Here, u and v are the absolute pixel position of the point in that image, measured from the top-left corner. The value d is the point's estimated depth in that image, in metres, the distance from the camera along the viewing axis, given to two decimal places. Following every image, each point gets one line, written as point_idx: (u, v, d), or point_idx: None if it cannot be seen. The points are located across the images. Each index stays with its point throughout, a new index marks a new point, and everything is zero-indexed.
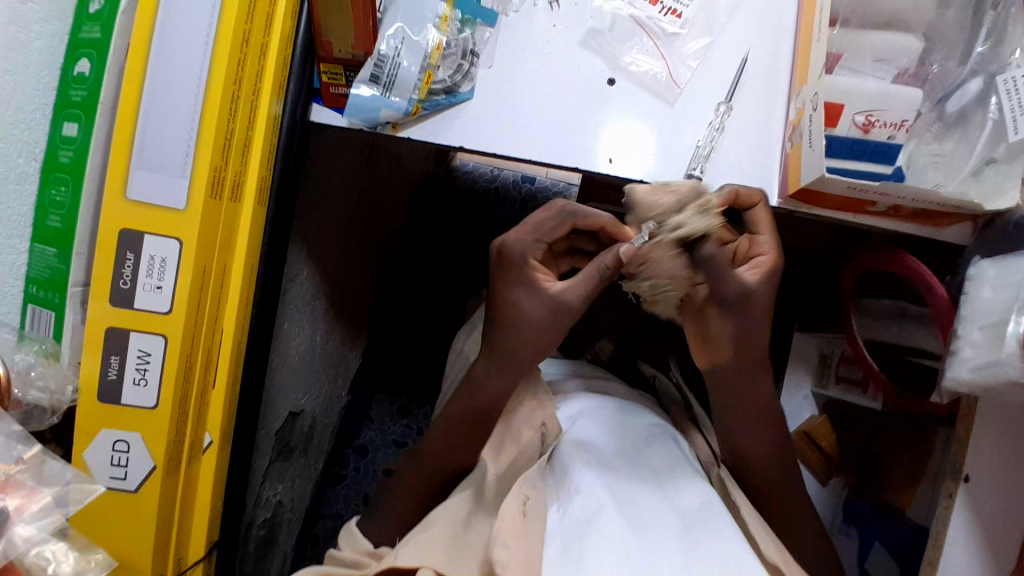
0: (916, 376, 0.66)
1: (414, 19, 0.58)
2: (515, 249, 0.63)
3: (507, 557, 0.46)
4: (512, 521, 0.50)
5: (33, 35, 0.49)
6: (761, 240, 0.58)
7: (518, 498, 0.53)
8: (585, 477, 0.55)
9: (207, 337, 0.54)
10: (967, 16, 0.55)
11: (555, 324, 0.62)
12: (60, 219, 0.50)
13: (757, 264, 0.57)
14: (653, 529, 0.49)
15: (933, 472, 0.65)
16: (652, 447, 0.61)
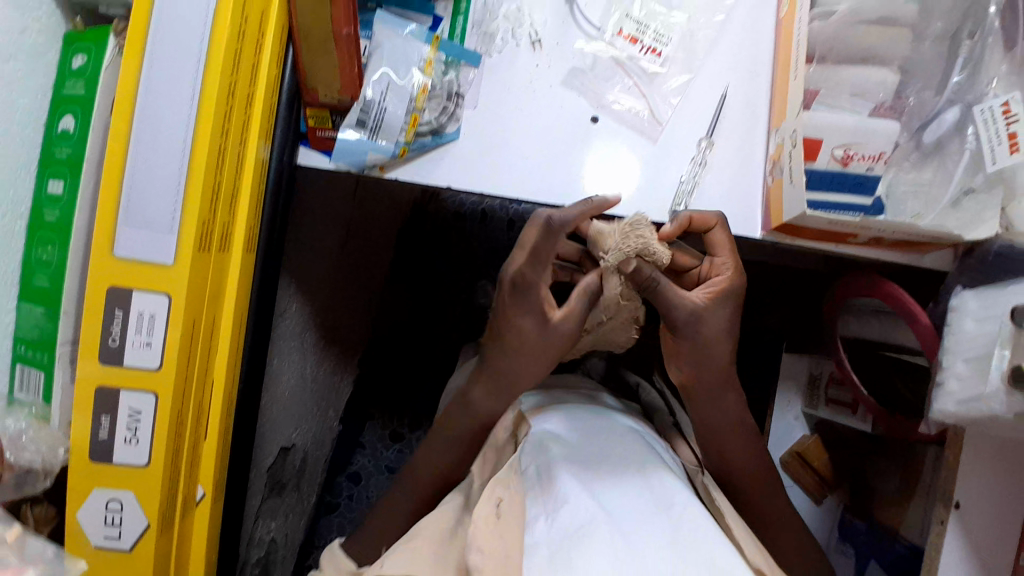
0: (908, 395, 0.66)
1: (400, 64, 0.59)
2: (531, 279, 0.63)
3: (483, 561, 0.47)
4: (486, 526, 0.50)
5: (17, 93, 0.49)
6: (723, 262, 0.61)
7: (491, 500, 0.53)
8: (569, 484, 0.53)
9: (198, 389, 0.54)
10: (943, 49, 0.56)
11: (547, 355, 0.66)
12: (48, 278, 0.50)
13: (711, 286, 0.61)
14: (640, 536, 0.48)
15: (925, 490, 0.65)
16: (624, 445, 0.60)
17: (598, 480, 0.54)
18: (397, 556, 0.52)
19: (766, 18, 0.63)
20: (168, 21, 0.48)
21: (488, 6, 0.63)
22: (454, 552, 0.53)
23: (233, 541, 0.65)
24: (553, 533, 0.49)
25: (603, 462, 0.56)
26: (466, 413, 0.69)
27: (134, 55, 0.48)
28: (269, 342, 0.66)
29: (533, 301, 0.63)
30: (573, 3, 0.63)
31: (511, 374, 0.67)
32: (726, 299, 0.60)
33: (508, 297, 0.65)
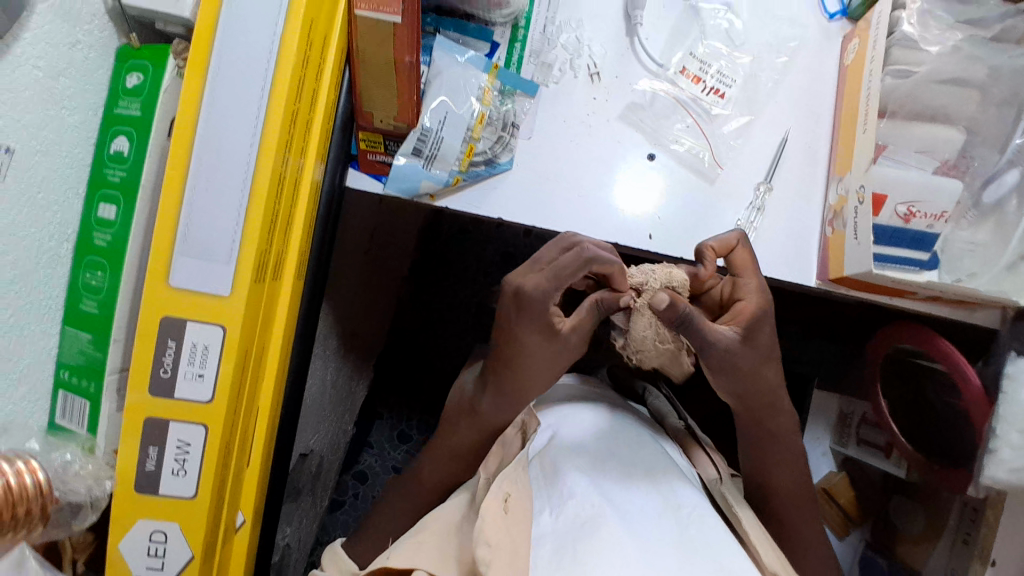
0: (941, 442, 0.66)
1: (458, 92, 0.57)
2: (536, 295, 0.56)
3: (490, 555, 0.45)
4: (493, 520, 0.48)
5: (67, 111, 0.46)
6: (747, 285, 0.57)
7: (499, 493, 0.52)
8: (577, 481, 0.52)
9: (245, 419, 0.53)
10: (1008, 114, 0.54)
11: (562, 364, 0.60)
12: (96, 304, 0.48)
13: (737, 314, 0.56)
14: (646, 531, 0.46)
15: (954, 530, 0.63)
16: (639, 446, 0.59)
17: (602, 473, 0.53)
18: (405, 549, 0.52)
19: (830, 62, 0.62)
20: (232, 45, 0.46)
21: (547, 33, 0.61)
22: (455, 547, 0.52)
23: (263, 560, 0.64)
24: (558, 525, 0.48)
25: (611, 462, 0.55)
26: (473, 423, 0.63)
27: (196, 85, 0.46)
28: (308, 360, 0.64)
29: (539, 321, 0.56)
30: (635, 36, 0.61)
31: (530, 383, 0.60)
32: (757, 325, 0.55)
33: (515, 314, 0.57)
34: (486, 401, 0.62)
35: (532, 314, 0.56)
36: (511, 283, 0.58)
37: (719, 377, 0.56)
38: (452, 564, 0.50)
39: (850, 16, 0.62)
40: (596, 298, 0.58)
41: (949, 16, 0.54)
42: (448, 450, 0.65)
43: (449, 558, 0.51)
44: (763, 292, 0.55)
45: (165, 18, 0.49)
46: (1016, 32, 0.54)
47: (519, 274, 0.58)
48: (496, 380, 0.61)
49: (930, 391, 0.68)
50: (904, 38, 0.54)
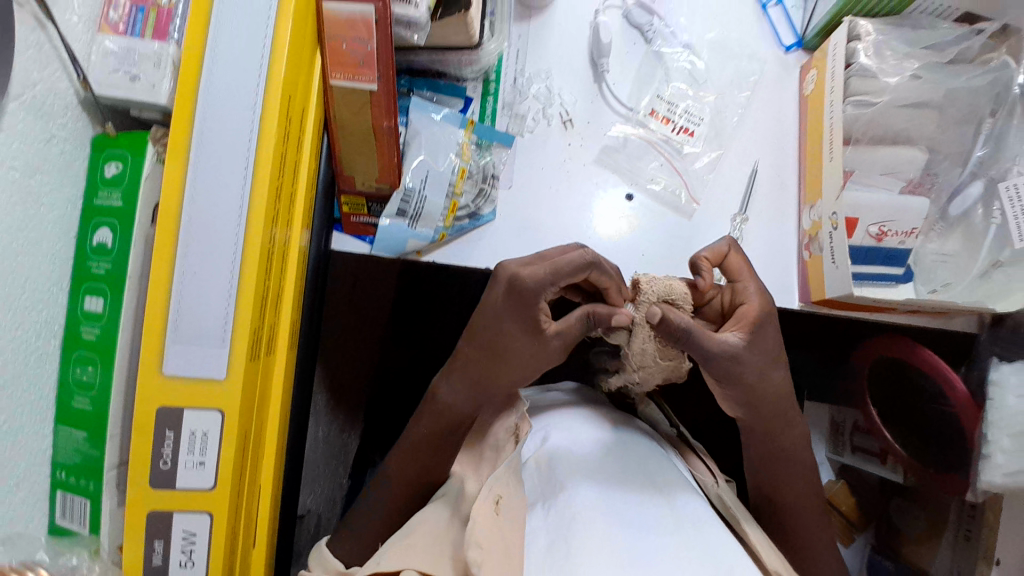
0: (940, 448, 0.67)
1: (439, 150, 0.59)
2: (530, 286, 0.54)
3: (482, 556, 0.44)
4: (485, 518, 0.47)
5: (45, 207, 0.46)
6: (747, 289, 0.56)
7: (491, 494, 0.49)
8: (569, 473, 0.51)
9: (248, 500, 0.52)
10: (967, 131, 0.58)
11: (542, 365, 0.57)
12: (89, 400, 0.48)
13: (740, 319, 0.55)
14: (638, 524, 0.47)
15: (954, 527, 0.65)
16: (633, 442, 0.56)
17: (598, 467, 0.51)
18: (394, 550, 0.49)
19: (790, 93, 0.64)
20: (211, 131, 0.46)
21: (517, 84, 0.63)
22: (448, 545, 0.50)
23: None
24: (551, 520, 0.48)
25: (606, 459, 0.53)
26: (431, 410, 0.59)
27: (175, 180, 0.46)
28: (304, 423, 0.64)
29: (529, 313, 0.54)
30: (603, 82, 0.63)
31: (504, 367, 0.56)
32: (761, 329, 0.55)
33: (503, 301, 0.55)
34: (445, 387, 0.58)
35: (524, 305, 0.54)
36: (505, 270, 0.55)
37: (727, 386, 0.55)
38: (446, 564, 0.48)
39: (806, 48, 0.65)
40: (590, 308, 0.55)
41: (904, 46, 0.56)
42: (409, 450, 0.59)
43: (439, 555, 0.49)
44: (764, 293, 0.55)
45: (140, 106, 0.49)
46: (971, 53, 0.57)
47: (518, 264, 0.55)
48: (464, 364, 0.57)
49: (918, 382, 0.69)
50: (861, 69, 0.56)
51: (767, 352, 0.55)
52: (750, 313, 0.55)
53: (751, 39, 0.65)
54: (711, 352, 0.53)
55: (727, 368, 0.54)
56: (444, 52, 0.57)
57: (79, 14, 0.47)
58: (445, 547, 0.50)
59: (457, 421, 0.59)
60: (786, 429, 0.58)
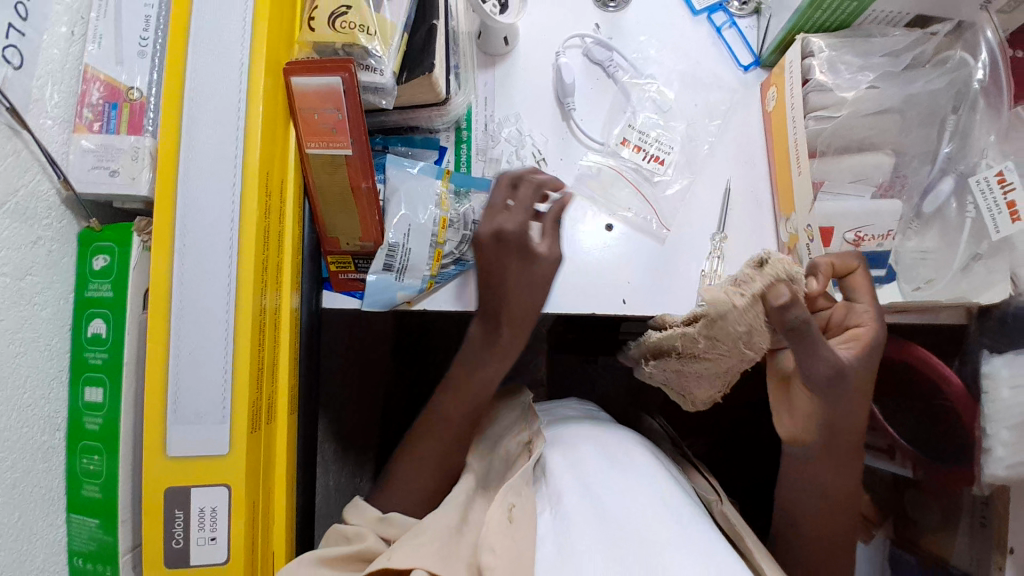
0: (931, 436, 0.69)
1: (417, 205, 0.60)
2: (512, 229, 0.57)
3: (495, 559, 0.46)
4: (497, 525, 0.49)
5: (38, 307, 0.47)
6: (861, 311, 0.53)
7: (504, 505, 0.50)
8: (571, 492, 0.51)
9: (263, 567, 0.53)
10: (930, 131, 0.59)
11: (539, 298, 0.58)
12: (98, 488, 0.49)
13: (851, 339, 0.52)
14: (649, 535, 0.46)
15: (969, 514, 0.63)
16: (635, 453, 0.57)
17: (599, 477, 0.52)
18: (404, 547, 0.48)
19: (753, 110, 0.66)
20: (195, 213, 0.48)
21: (488, 130, 0.65)
22: (465, 547, 0.49)
23: None
24: (557, 525, 0.48)
25: (609, 473, 0.53)
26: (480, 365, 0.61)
27: (163, 277, 0.47)
28: (313, 482, 0.65)
29: (522, 251, 0.57)
30: (571, 119, 0.65)
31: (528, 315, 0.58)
32: (871, 355, 0.51)
33: (489, 248, 0.57)
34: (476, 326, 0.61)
35: (511, 246, 0.57)
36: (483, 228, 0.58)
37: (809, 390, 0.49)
38: (460, 565, 0.48)
39: (763, 65, 0.67)
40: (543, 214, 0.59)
41: (857, 59, 0.58)
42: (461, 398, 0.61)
43: (455, 558, 0.48)
44: (884, 322, 0.52)
45: (122, 198, 0.51)
46: (925, 57, 0.59)
47: (489, 218, 0.58)
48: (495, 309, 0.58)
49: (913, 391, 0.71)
50: (818, 84, 0.58)
51: (869, 379, 0.51)
52: (860, 339, 0.51)
53: (709, 63, 0.67)
54: (824, 363, 0.47)
55: (836, 384, 0.48)
56: (415, 109, 0.59)
57: (52, 116, 0.48)
58: (462, 549, 0.49)
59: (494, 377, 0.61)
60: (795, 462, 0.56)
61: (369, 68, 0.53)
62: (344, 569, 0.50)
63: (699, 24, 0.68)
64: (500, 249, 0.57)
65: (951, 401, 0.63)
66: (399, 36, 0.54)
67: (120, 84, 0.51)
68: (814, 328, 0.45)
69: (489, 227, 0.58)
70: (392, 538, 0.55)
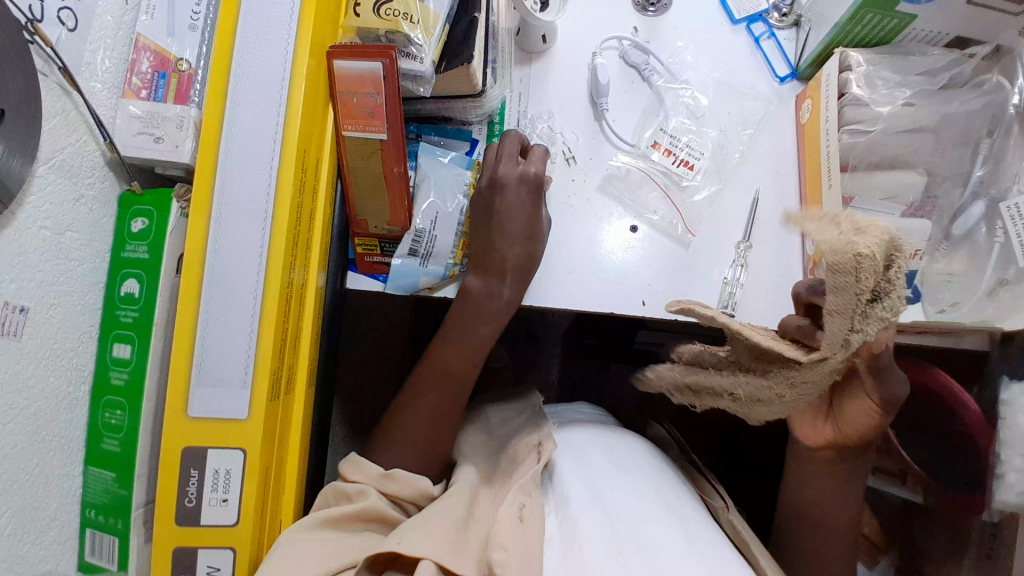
0: (944, 462, 0.68)
1: (445, 193, 0.62)
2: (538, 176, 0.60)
3: (506, 557, 0.47)
4: (508, 528, 0.50)
5: (75, 262, 0.49)
6: None
7: (515, 505, 0.53)
8: (578, 494, 0.52)
9: (270, 535, 0.54)
10: (965, 153, 0.59)
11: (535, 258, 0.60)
12: (118, 442, 0.50)
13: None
14: (654, 539, 0.46)
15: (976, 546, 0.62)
16: (642, 459, 0.57)
17: (608, 484, 0.52)
18: (413, 530, 0.49)
19: (786, 122, 0.66)
20: (234, 184, 0.49)
21: (521, 125, 0.66)
22: (472, 547, 0.51)
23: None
24: (564, 530, 0.49)
25: (620, 477, 0.53)
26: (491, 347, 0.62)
27: (198, 242, 0.48)
28: (323, 459, 0.66)
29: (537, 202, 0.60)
30: (603, 120, 0.66)
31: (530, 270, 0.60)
32: None
33: (513, 191, 0.58)
34: (473, 279, 0.60)
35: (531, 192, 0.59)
36: (506, 171, 0.59)
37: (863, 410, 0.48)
38: (468, 563, 0.49)
39: (799, 78, 0.67)
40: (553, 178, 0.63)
41: (894, 75, 0.58)
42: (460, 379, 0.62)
43: (463, 553, 0.50)
44: None
45: (164, 164, 0.53)
46: (964, 77, 0.58)
47: (505, 164, 0.59)
48: (500, 262, 0.59)
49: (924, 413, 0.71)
50: (853, 99, 0.57)
51: None
52: None
53: (746, 74, 0.67)
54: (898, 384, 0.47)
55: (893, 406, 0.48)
56: (451, 100, 0.60)
57: (102, 80, 0.51)
58: (471, 544, 0.51)
59: (478, 355, 0.61)
60: (802, 474, 0.56)
61: (409, 55, 0.54)
62: (349, 529, 0.53)
63: (738, 33, 0.68)
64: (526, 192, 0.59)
65: (967, 425, 0.63)
66: (441, 28, 0.55)
67: (169, 55, 0.53)
68: (889, 353, 0.44)
69: (513, 172, 0.59)
70: (394, 494, 0.56)
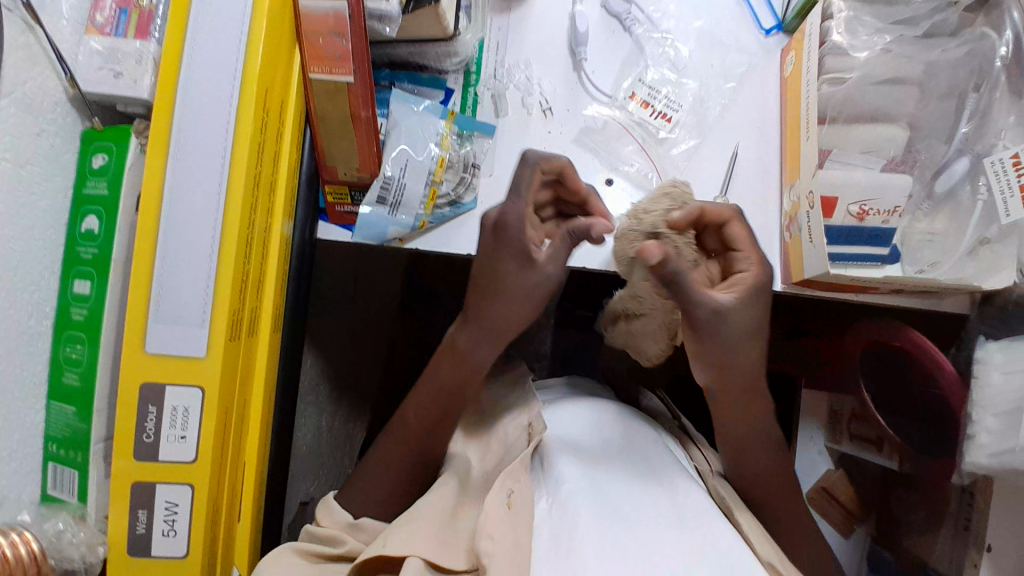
0: (926, 434, 0.67)
1: (417, 140, 0.60)
2: (513, 224, 0.52)
3: (493, 547, 0.43)
4: (496, 513, 0.46)
5: (36, 196, 0.49)
6: (745, 258, 0.54)
7: (503, 492, 0.48)
8: (570, 468, 0.51)
9: (231, 474, 0.55)
10: (949, 106, 0.57)
11: (535, 300, 0.54)
12: (78, 377, 0.51)
13: (736, 283, 0.53)
14: (642, 528, 0.46)
15: (954, 517, 0.61)
16: (645, 437, 0.56)
17: (603, 466, 0.52)
18: (400, 533, 0.48)
19: (771, 75, 0.64)
20: (192, 119, 0.48)
21: (498, 75, 0.64)
22: (459, 537, 0.49)
23: None
24: (553, 514, 0.48)
25: (619, 463, 0.52)
26: (459, 364, 0.57)
27: (155, 178, 0.48)
28: (293, 408, 0.66)
29: (520, 241, 0.52)
30: (581, 71, 0.64)
31: (512, 323, 0.55)
32: (756, 296, 0.52)
33: (492, 243, 0.53)
34: (459, 333, 0.57)
35: (511, 242, 0.52)
36: (490, 215, 0.54)
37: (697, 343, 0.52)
38: (458, 556, 0.47)
39: (786, 30, 0.65)
40: (568, 225, 0.54)
41: (875, 21, 0.56)
42: (441, 405, 0.58)
43: (452, 545, 0.48)
44: (763, 265, 0.52)
45: (125, 101, 0.52)
46: (948, 24, 0.57)
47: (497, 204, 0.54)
48: (475, 315, 0.55)
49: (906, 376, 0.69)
50: (834, 47, 0.56)
51: (760, 317, 0.52)
52: (744, 281, 0.52)
53: (732, 26, 0.65)
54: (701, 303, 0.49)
55: (714, 328, 0.50)
56: (422, 44, 0.58)
57: (69, 18, 0.51)
58: (461, 536, 0.49)
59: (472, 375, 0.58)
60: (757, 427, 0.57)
61: None
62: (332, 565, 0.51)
63: None
64: (496, 240, 0.53)
65: (942, 389, 0.62)
66: None
67: None
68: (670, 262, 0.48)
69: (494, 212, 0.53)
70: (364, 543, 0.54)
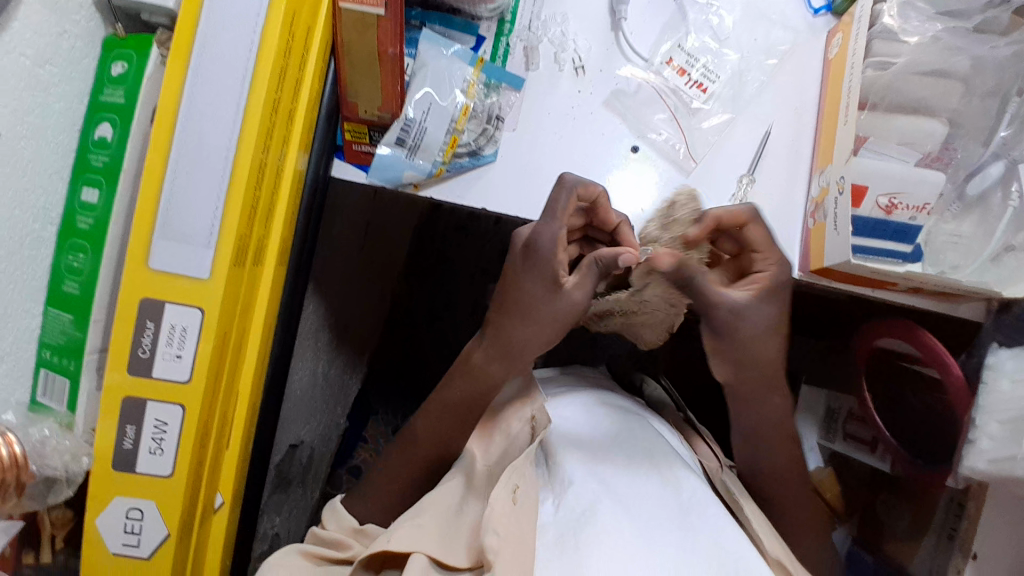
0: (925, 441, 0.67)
1: (442, 84, 0.58)
2: (545, 244, 0.54)
3: (498, 543, 0.44)
4: (502, 507, 0.46)
5: (53, 97, 0.47)
6: (762, 259, 0.55)
7: (508, 485, 0.48)
8: (577, 469, 0.50)
9: (223, 402, 0.54)
10: (991, 105, 0.55)
11: (558, 328, 0.57)
12: (78, 285, 0.50)
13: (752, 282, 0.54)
14: (648, 521, 0.46)
15: (938, 528, 0.60)
16: (650, 434, 0.56)
17: (612, 464, 0.51)
18: (405, 527, 0.49)
19: (814, 56, 0.62)
20: (216, 31, 0.46)
21: (533, 27, 0.62)
22: (465, 528, 0.50)
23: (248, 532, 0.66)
24: (559, 517, 0.47)
25: (629, 461, 0.51)
26: (465, 372, 0.60)
27: (173, 90, 0.46)
28: (291, 347, 0.66)
29: (547, 267, 0.55)
30: (619, 30, 0.62)
31: (529, 348, 0.58)
32: (774, 295, 0.54)
33: (521, 265, 0.56)
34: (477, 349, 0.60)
35: (538, 265, 0.55)
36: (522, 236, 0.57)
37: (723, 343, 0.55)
38: (459, 550, 0.48)
39: (834, 12, 0.63)
40: (596, 256, 0.55)
41: (927, 7, 0.54)
42: (449, 410, 0.60)
43: (455, 541, 0.49)
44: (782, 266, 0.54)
45: (150, 10, 0.50)
46: (998, 23, 0.54)
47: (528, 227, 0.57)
48: (494, 332, 0.58)
49: (909, 394, 0.70)
50: (884, 30, 0.54)
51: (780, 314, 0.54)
52: (760, 279, 0.54)
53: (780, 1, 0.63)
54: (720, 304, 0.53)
55: (733, 328, 0.54)
56: None
57: None
58: (464, 530, 0.50)
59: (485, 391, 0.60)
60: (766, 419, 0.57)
61: None
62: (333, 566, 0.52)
63: None
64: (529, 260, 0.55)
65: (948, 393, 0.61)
66: None
67: None
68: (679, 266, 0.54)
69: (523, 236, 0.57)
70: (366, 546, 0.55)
